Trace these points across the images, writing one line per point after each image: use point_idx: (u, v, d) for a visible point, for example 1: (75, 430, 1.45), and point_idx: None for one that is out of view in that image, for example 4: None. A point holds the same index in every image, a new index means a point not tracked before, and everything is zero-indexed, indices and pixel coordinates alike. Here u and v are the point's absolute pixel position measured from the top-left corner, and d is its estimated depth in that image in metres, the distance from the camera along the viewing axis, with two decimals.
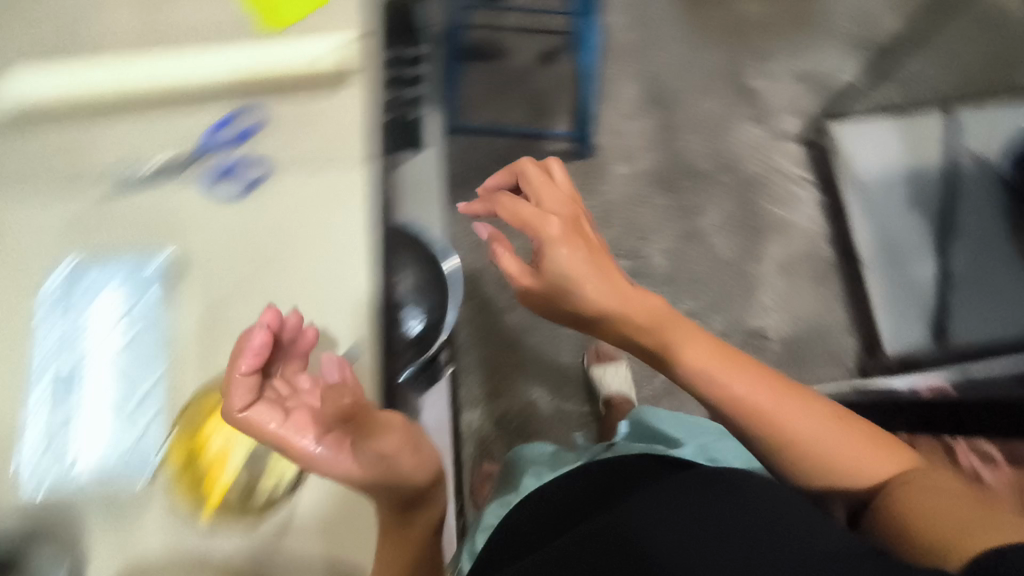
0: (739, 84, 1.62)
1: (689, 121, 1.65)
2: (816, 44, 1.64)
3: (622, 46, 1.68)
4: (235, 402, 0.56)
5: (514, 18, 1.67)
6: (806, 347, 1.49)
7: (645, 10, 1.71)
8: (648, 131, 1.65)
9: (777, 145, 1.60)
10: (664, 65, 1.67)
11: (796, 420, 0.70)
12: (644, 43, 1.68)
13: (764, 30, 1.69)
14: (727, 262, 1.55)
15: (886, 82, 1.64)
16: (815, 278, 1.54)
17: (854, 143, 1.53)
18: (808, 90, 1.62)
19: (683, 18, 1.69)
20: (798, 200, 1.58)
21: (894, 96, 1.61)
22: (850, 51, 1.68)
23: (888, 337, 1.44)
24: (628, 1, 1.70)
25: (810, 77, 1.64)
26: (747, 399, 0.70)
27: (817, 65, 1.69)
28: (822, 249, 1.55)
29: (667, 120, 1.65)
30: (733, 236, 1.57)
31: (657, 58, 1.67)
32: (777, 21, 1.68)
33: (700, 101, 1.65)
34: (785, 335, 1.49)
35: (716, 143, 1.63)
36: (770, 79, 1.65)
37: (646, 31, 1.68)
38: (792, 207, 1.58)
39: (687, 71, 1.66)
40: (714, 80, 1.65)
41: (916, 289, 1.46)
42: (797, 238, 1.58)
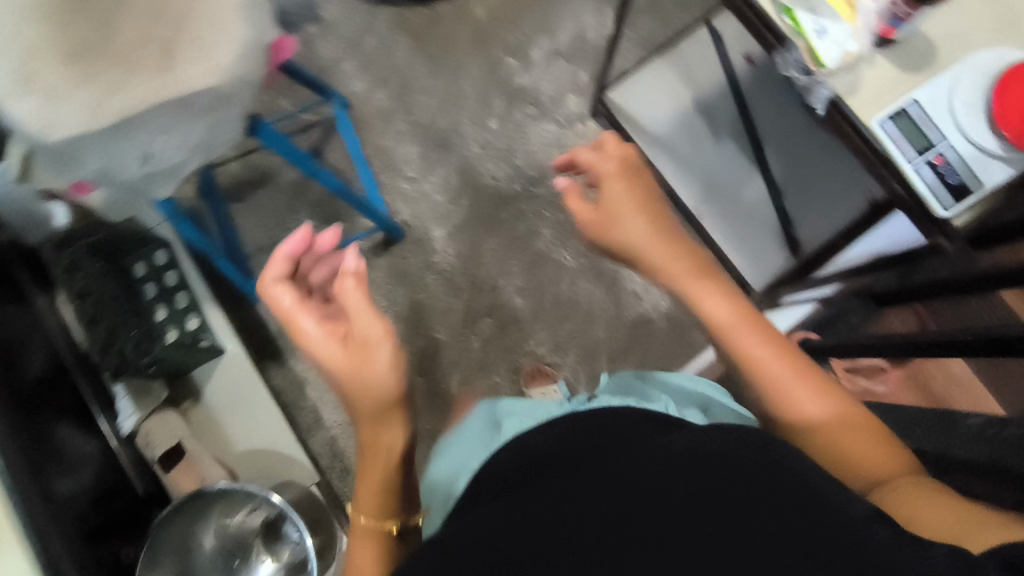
0: (510, 93, 1.55)
1: (481, 150, 1.54)
2: (557, 19, 1.57)
3: (376, 111, 1.54)
4: (279, 296, 0.76)
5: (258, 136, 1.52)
6: None
7: (382, 58, 1.56)
8: (448, 178, 1.54)
9: (571, 133, 1.54)
10: (428, 107, 1.55)
11: (804, 401, 0.67)
12: (397, 96, 1.55)
13: (506, 23, 1.57)
14: (580, 268, 1.51)
15: (643, 17, 1.56)
16: None
17: (633, 101, 1.45)
18: (572, 67, 1.56)
19: (420, 50, 1.56)
20: None
21: (656, 32, 1.55)
22: (594, 4, 1.59)
23: (750, 272, 1.40)
24: (361, 60, 1.55)
25: (569, 52, 1.57)
26: (764, 363, 0.69)
27: (572, 26, 1.58)
28: None
29: (462, 159, 1.54)
30: (574, 242, 1.52)
31: (419, 102, 1.55)
32: (513, 9, 1.57)
33: (482, 125, 1.55)
34: (664, 309, 1.49)
35: (513, 159, 1.54)
36: (535, 69, 1.56)
37: (392, 83, 1.55)
38: None
39: (455, 103, 1.55)
40: (487, 97, 1.55)
41: (754, 212, 1.42)
42: None
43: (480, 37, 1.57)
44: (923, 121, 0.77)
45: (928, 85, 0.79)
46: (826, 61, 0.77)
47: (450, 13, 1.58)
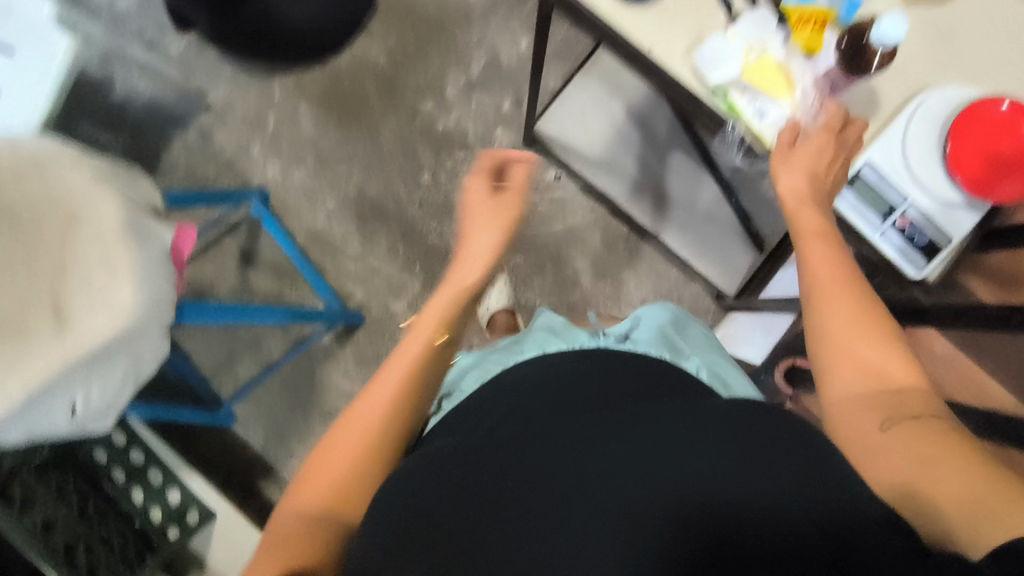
0: (435, 139, 1.45)
1: (420, 208, 1.45)
2: (465, 48, 1.46)
3: (300, 192, 1.44)
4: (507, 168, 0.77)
5: None
6: None
7: (290, 135, 1.44)
8: (393, 245, 1.45)
9: None
10: (353, 175, 1.45)
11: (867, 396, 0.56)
12: (317, 170, 1.44)
13: (412, 66, 1.46)
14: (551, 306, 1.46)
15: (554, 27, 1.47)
16: (630, 258, 1.47)
17: (566, 128, 1.37)
18: (493, 96, 1.45)
19: (329, 116, 1.45)
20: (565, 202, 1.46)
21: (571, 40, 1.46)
22: (500, 19, 1.46)
23: (722, 280, 1.37)
24: (269, 141, 1.44)
25: (486, 81, 1.46)
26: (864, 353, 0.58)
27: (482, 52, 1.47)
28: (618, 227, 1.47)
29: (402, 222, 1.45)
30: (538, 280, 1.46)
31: (342, 172, 1.45)
32: (416, 49, 1.46)
33: (413, 180, 1.45)
34: None
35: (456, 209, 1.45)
36: (455, 108, 1.45)
37: (309, 157, 1.44)
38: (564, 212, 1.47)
39: (380, 164, 1.45)
40: (412, 150, 1.45)
41: (709, 217, 1.38)
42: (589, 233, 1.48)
43: (388, 88, 1.46)
44: (882, 184, 0.73)
45: (879, 138, 0.74)
46: (770, 144, 0.73)
47: (349, 68, 1.46)
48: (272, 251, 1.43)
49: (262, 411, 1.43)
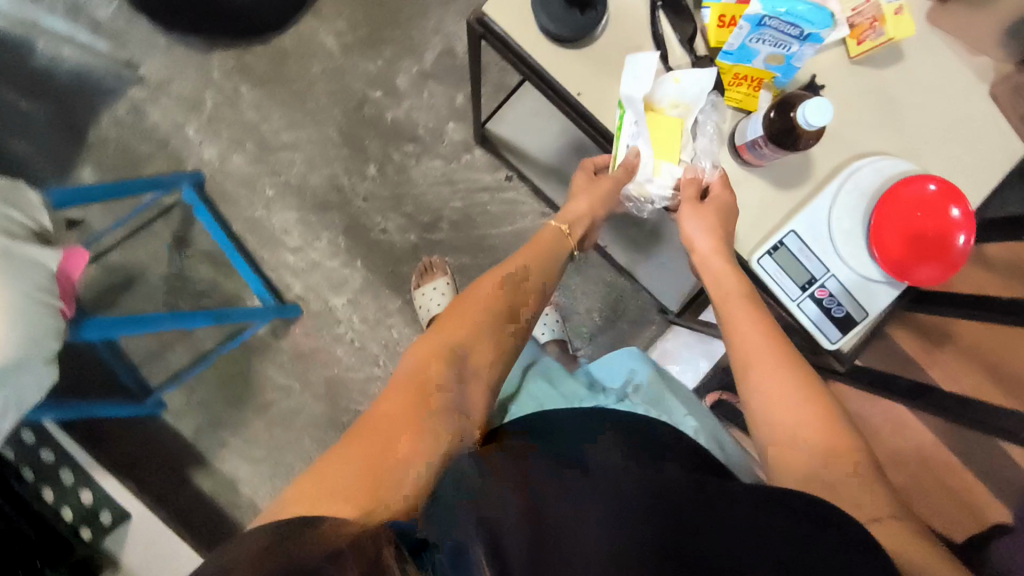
0: (383, 131, 1.39)
1: (365, 202, 1.40)
2: (419, 35, 1.38)
3: (239, 177, 1.38)
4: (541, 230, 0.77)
5: (109, 237, 1.34)
6: (613, 332, 1.45)
7: (230, 117, 1.38)
8: (335, 239, 1.40)
9: (460, 165, 1.39)
10: (295, 163, 1.39)
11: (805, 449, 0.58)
12: (258, 155, 1.38)
13: (362, 51, 1.38)
14: None
15: None
16: (578, 266, 1.45)
17: (515, 133, 1.30)
18: (446, 88, 1.39)
19: (271, 99, 1.38)
20: (517, 204, 1.40)
21: None
22: (456, 7, 1.39)
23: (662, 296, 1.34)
24: (206, 122, 1.37)
25: (439, 71, 1.39)
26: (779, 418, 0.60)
27: (436, 40, 1.39)
28: None
29: (346, 216, 1.40)
30: None
31: (283, 160, 1.39)
32: (366, 34, 1.38)
33: (359, 172, 1.39)
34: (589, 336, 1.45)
35: (402, 205, 1.40)
36: (405, 98, 1.39)
37: (249, 140, 1.38)
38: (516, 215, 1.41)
39: (325, 153, 1.39)
40: (358, 140, 1.39)
41: (659, 234, 1.32)
42: None
43: (335, 74, 1.38)
44: (803, 254, 0.71)
45: (805, 204, 0.71)
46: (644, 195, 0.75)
47: (294, 48, 1.38)
48: (207, 238, 1.37)
49: (192, 402, 1.39)
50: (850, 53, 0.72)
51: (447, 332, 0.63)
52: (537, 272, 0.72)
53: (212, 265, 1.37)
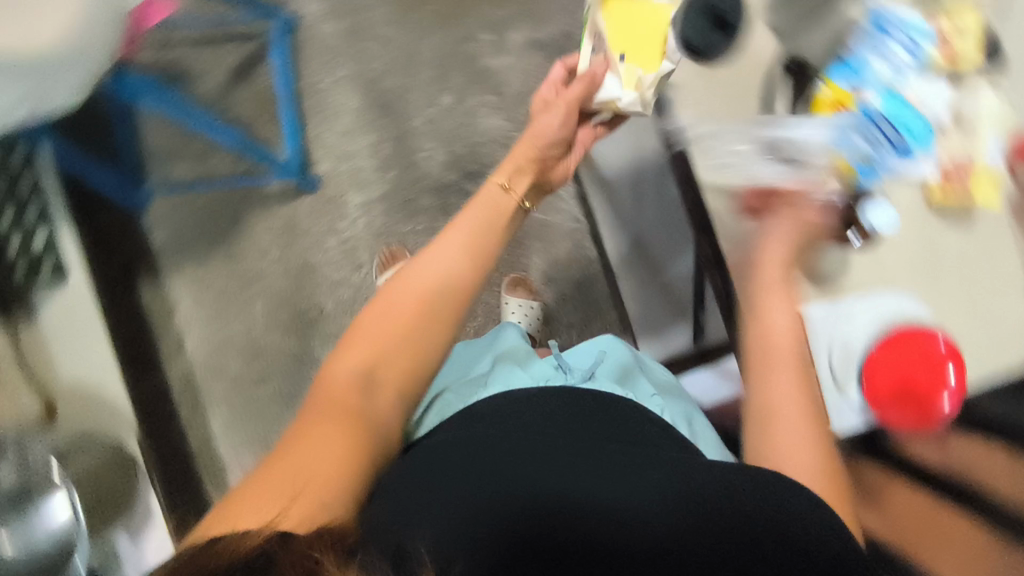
0: (472, 71, 1.40)
1: (422, 124, 1.39)
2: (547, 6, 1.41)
3: (324, 43, 1.40)
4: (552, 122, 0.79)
5: (186, 32, 1.38)
6: None
7: None
8: (378, 143, 1.40)
9: (524, 137, 1.39)
10: (379, 56, 1.40)
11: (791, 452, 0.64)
12: (350, 34, 1.40)
13: None
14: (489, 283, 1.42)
15: None
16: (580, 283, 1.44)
17: (592, 134, 1.29)
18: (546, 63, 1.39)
19: None
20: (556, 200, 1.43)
21: None
22: None
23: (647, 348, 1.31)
24: None
25: (550, 46, 1.40)
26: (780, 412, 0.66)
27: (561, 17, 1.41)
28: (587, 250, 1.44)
29: (399, 127, 1.39)
30: None
31: (370, 49, 1.40)
32: None
33: (430, 95, 1.40)
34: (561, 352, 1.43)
35: (454, 144, 1.39)
36: (506, 53, 1.40)
37: (350, 17, 1.40)
38: (551, 209, 1.46)
39: (410, 62, 1.40)
40: (446, 67, 1.40)
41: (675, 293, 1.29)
42: (560, 239, 1.46)
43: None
44: None
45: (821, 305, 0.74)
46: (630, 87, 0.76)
47: None
48: (267, 82, 1.38)
49: (178, 223, 1.39)
50: (929, 201, 0.74)
51: (350, 357, 0.66)
52: (462, 271, 0.70)
53: (259, 106, 1.37)
